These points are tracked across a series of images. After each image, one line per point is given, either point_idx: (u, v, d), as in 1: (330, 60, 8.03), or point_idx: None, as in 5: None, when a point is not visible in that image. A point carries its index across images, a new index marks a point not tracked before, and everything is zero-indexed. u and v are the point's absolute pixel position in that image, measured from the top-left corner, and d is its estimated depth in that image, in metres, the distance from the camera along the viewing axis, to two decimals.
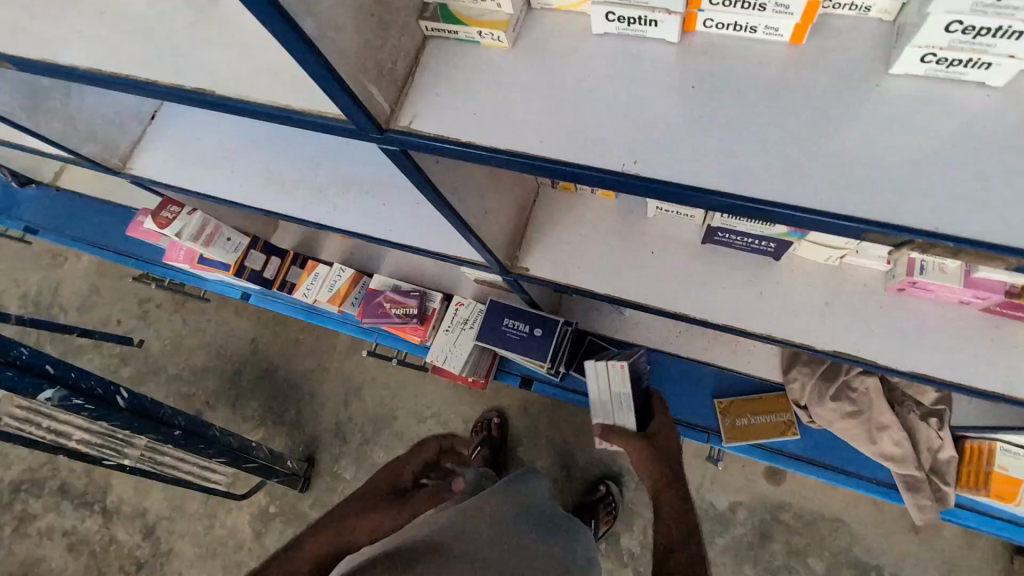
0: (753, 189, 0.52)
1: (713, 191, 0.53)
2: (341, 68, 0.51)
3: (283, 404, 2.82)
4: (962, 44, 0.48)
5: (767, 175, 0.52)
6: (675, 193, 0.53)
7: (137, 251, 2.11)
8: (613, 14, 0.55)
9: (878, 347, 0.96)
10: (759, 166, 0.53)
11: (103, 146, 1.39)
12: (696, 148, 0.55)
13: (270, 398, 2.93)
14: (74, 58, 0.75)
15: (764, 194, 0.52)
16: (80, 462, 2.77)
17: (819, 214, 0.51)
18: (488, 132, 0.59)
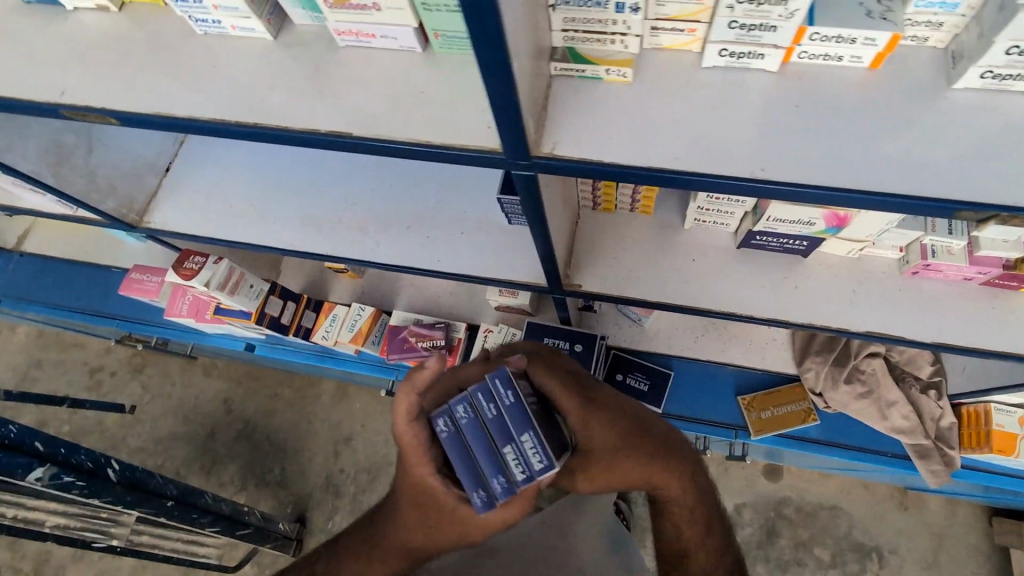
0: (866, 183, 0.63)
1: (832, 188, 0.63)
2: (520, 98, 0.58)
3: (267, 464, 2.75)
4: (1015, 64, 0.61)
5: (876, 171, 0.63)
6: (804, 192, 0.62)
7: (127, 312, 1.99)
8: (726, 51, 0.65)
9: (899, 326, 1.11)
10: (866, 164, 0.64)
11: (122, 201, 1.37)
12: (812, 155, 0.64)
13: (249, 459, 2.79)
14: (176, 108, 0.77)
15: (872, 186, 0.63)
16: (26, 561, 2.57)
17: (922, 200, 0.62)
18: (627, 152, 0.66)
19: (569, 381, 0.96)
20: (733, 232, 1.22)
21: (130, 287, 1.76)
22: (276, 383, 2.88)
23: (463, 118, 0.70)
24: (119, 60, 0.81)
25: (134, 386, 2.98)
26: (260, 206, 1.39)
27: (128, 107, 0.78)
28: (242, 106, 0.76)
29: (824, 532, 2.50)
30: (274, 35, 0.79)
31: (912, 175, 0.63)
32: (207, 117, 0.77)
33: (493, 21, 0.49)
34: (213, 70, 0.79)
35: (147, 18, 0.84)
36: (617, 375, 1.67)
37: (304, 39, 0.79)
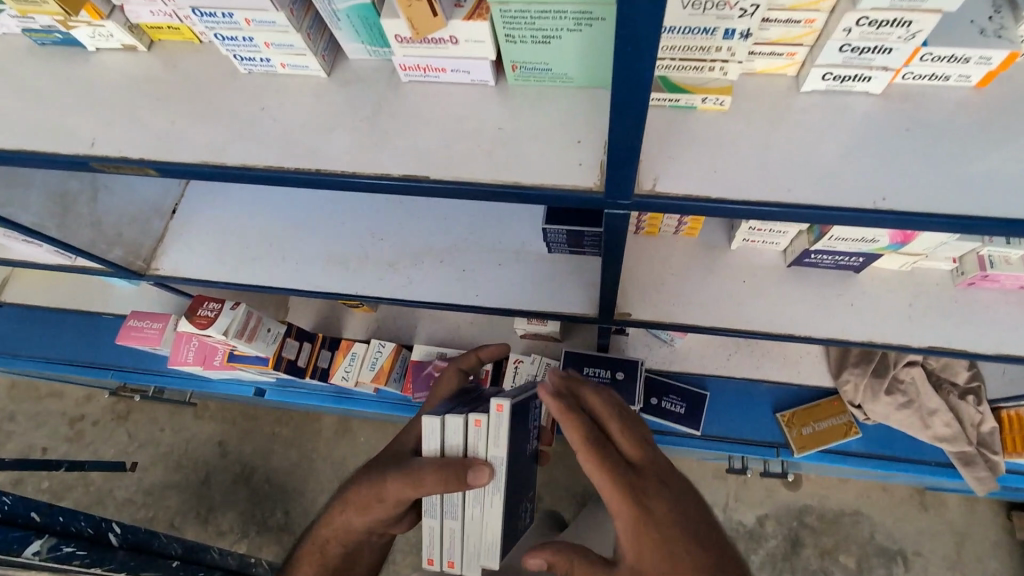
0: (1001, 210, 0.58)
1: (964, 217, 0.59)
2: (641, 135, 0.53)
3: (268, 507, 2.57)
4: None
5: (1010, 195, 0.59)
6: (936, 222, 0.58)
7: (123, 362, 1.86)
8: (830, 75, 0.63)
9: (962, 338, 1.08)
10: (997, 188, 0.59)
11: (129, 248, 1.28)
12: (936, 180, 0.60)
13: (247, 506, 2.61)
14: (218, 149, 0.70)
15: (1010, 211, 0.58)
16: None
17: None
18: (735, 185, 0.62)
19: (601, 463, 0.78)
20: (781, 250, 1.19)
21: (128, 336, 1.63)
22: (273, 422, 2.72)
23: (551, 156, 0.65)
24: (155, 100, 0.74)
25: (118, 436, 2.79)
26: (279, 245, 1.30)
27: (168, 156, 0.70)
28: (301, 151, 0.69)
29: (848, 539, 2.29)
30: (329, 71, 0.73)
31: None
32: (251, 157, 0.70)
33: (646, 68, 0.45)
34: (262, 113, 0.72)
35: (180, 59, 0.77)
36: (652, 399, 1.62)
37: (361, 75, 0.73)
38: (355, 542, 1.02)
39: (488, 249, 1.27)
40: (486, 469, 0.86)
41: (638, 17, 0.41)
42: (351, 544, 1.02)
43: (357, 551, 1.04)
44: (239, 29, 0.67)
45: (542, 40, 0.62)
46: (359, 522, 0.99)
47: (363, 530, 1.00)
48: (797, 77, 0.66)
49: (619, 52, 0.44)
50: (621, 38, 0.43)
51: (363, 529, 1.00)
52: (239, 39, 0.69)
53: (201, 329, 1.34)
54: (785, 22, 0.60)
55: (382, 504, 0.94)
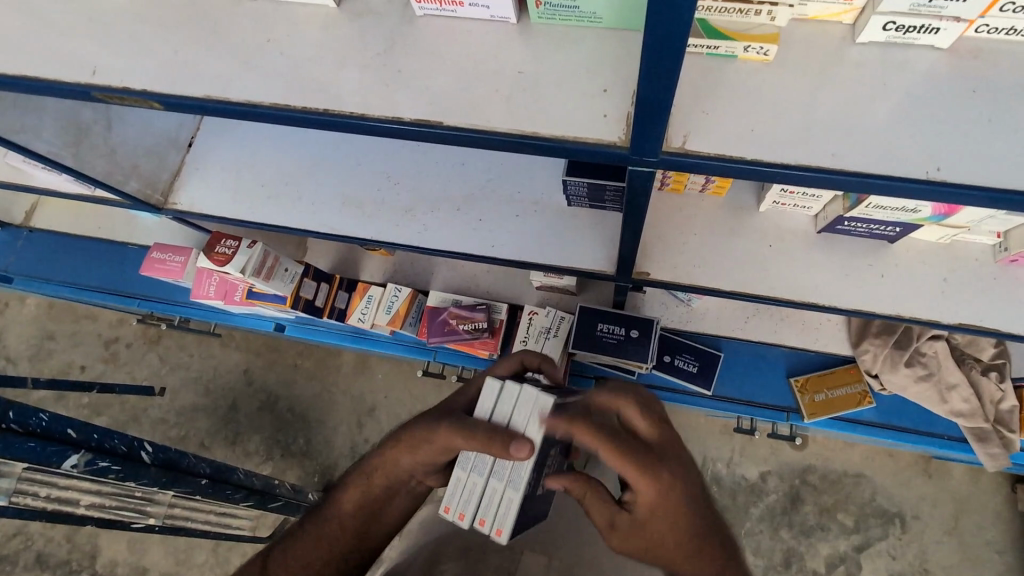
0: None
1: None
2: (675, 89, 0.49)
3: (290, 433, 2.70)
4: None
5: None
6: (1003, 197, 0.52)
7: (147, 293, 1.90)
8: (893, 24, 0.56)
9: (999, 315, 1.03)
10: None
11: (145, 180, 1.27)
12: (1002, 151, 0.54)
13: (270, 431, 2.75)
14: (223, 84, 0.66)
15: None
16: (53, 528, 2.47)
17: None
18: (778, 146, 0.57)
19: (615, 442, 0.78)
20: (812, 215, 1.14)
21: (151, 267, 1.66)
22: (295, 354, 2.81)
23: (572, 105, 0.61)
24: (158, 28, 0.70)
25: (150, 359, 2.93)
26: (296, 185, 1.28)
27: (174, 89, 0.66)
28: (310, 88, 0.65)
29: (848, 499, 2.33)
30: (337, 0, 0.68)
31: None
32: (254, 95, 0.66)
33: (687, 7, 0.41)
34: (269, 46, 0.68)
35: None
36: (665, 356, 1.62)
37: (373, 7, 0.68)
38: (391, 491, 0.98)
39: (505, 197, 1.23)
40: (530, 443, 0.82)
41: None
42: (384, 489, 0.97)
43: (387, 500, 0.98)
44: None
45: None
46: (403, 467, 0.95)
47: (407, 471, 0.95)
48: (854, 26, 0.60)
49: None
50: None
51: (409, 470, 0.95)
52: None
53: (219, 265, 1.35)
54: None
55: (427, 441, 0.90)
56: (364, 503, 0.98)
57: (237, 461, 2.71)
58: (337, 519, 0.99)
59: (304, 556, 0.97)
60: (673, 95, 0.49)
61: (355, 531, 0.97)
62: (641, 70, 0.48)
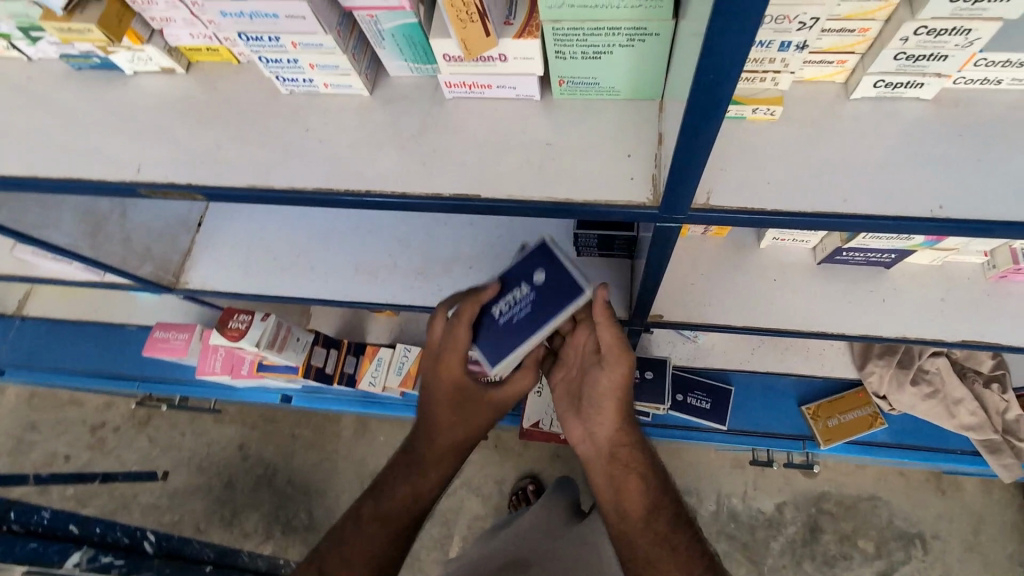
0: None
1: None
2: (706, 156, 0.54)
3: (291, 507, 2.59)
4: None
5: None
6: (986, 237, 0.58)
7: (146, 372, 1.85)
8: (882, 82, 0.63)
9: (997, 330, 1.08)
10: None
11: (158, 263, 1.28)
12: (996, 186, 0.60)
13: (269, 507, 2.63)
14: (262, 174, 0.70)
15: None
16: None
17: None
18: (794, 196, 0.62)
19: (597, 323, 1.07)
20: (811, 248, 1.20)
21: (155, 347, 1.64)
22: (293, 423, 2.74)
23: (603, 170, 0.65)
24: (196, 126, 0.73)
25: (140, 442, 2.81)
26: (309, 256, 1.31)
27: (219, 181, 0.69)
28: (352, 171, 0.69)
29: (867, 524, 2.31)
30: (369, 88, 0.72)
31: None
32: (292, 182, 0.69)
33: (724, 90, 0.46)
34: (309, 135, 0.72)
35: (219, 81, 0.76)
36: (677, 395, 1.67)
37: (405, 93, 0.73)
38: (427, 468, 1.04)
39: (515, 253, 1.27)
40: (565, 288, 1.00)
41: (721, 50, 0.43)
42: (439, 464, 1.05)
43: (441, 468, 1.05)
44: (283, 51, 0.64)
45: (593, 55, 0.61)
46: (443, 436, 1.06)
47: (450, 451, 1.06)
48: (846, 85, 0.66)
49: (699, 78, 0.46)
50: (701, 63, 0.45)
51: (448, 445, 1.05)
52: (284, 61, 0.67)
53: (234, 341, 1.33)
54: (838, 31, 0.60)
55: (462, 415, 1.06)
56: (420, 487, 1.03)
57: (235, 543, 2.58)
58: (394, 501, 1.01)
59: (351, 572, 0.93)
60: (706, 160, 0.54)
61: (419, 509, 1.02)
62: (682, 141, 0.53)
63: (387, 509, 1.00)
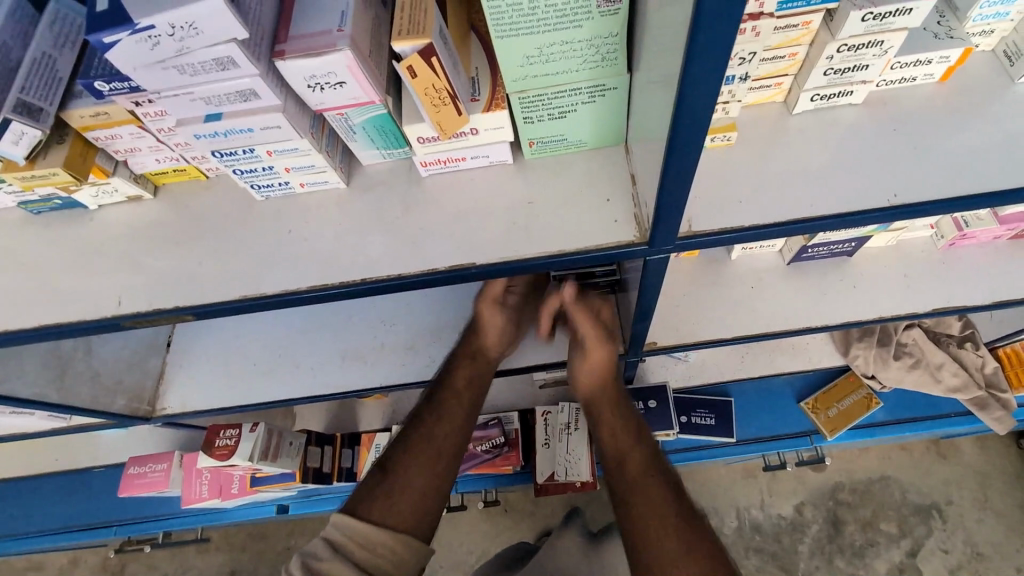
0: (996, 183, 0.65)
1: (975, 195, 0.64)
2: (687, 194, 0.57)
3: None
4: None
5: (996, 167, 0.66)
6: (942, 213, 0.63)
7: (123, 515, 1.70)
8: (817, 95, 0.69)
9: (960, 294, 1.16)
10: (988, 161, 0.66)
11: (132, 394, 1.21)
12: (939, 168, 0.66)
13: None
14: (251, 285, 0.68)
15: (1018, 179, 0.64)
16: None
17: None
18: (767, 210, 0.66)
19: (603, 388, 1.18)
20: (778, 251, 1.26)
21: (134, 485, 1.53)
22: (287, 533, 2.55)
23: (587, 218, 0.68)
24: (172, 248, 0.72)
25: None
26: (293, 354, 1.27)
27: (206, 299, 0.68)
28: (340, 264, 0.69)
29: (883, 505, 2.32)
30: (346, 180, 0.73)
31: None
32: (283, 286, 0.68)
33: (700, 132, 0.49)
34: (292, 236, 0.71)
35: (188, 199, 0.75)
36: (682, 417, 1.67)
37: (381, 178, 0.74)
38: (454, 414, 1.10)
39: None
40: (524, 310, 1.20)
41: (695, 100, 0.46)
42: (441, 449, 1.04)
43: (443, 455, 1.04)
44: (258, 160, 0.65)
45: (559, 116, 0.64)
46: (458, 376, 1.14)
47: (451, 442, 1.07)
48: (786, 102, 0.73)
49: (678, 127, 0.49)
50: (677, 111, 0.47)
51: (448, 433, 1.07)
52: (258, 170, 0.67)
53: (224, 460, 1.24)
54: (771, 59, 0.67)
55: (459, 399, 1.12)
56: (427, 478, 1.00)
57: None
58: (402, 484, 0.99)
59: (402, 509, 0.96)
60: (688, 195, 0.57)
61: (429, 499, 0.99)
62: (662, 182, 0.55)
63: (427, 450, 1.04)
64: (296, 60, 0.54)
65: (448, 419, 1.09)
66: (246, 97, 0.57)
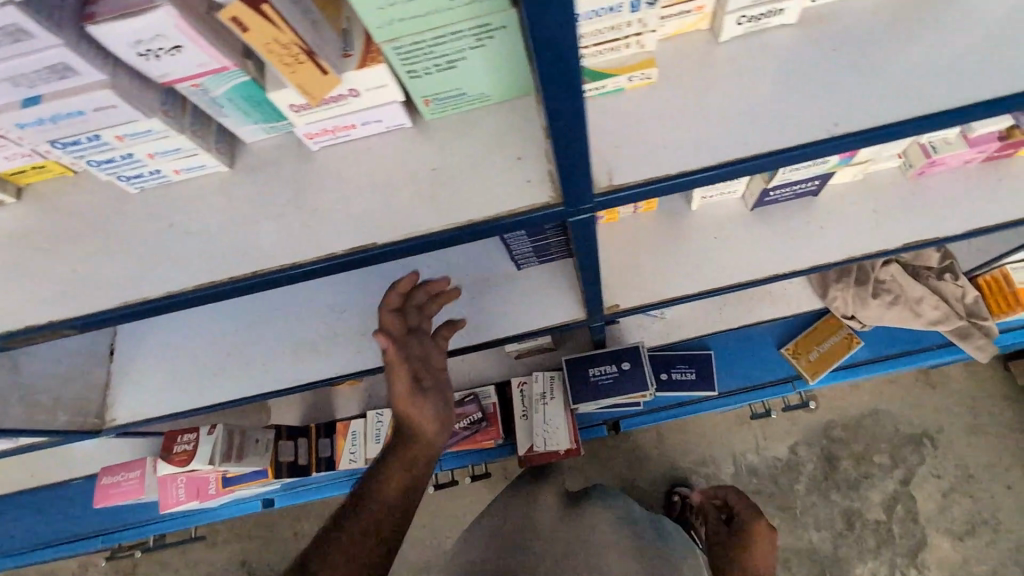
0: (950, 99, 0.57)
1: (925, 115, 0.57)
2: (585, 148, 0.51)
3: None
4: None
5: (952, 82, 0.57)
6: (888, 137, 0.56)
7: (107, 524, 1.68)
8: (744, 17, 0.61)
9: (933, 226, 1.09)
10: (945, 78, 0.58)
11: (75, 410, 1.15)
12: (885, 90, 0.59)
13: None
14: (137, 291, 0.62)
15: (972, 93, 0.57)
16: None
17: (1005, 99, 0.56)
18: (694, 155, 0.59)
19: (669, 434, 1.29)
20: (740, 197, 1.19)
21: (108, 496, 1.49)
22: (293, 519, 2.54)
23: (497, 180, 0.60)
24: (47, 254, 0.65)
25: None
26: (244, 351, 1.22)
27: (85, 309, 0.61)
28: (231, 257, 0.62)
29: (877, 439, 2.32)
30: (228, 162, 0.65)
31: (1011, 66, 0.57)
32: (172, 289, 0.62)
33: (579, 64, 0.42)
34: (175, 231, 0.64)
35: (61, 201, 0.68)
36: (662, 374, 1.63)
37: (266, 156, 0.66)
38: (416, 447, 0.97)
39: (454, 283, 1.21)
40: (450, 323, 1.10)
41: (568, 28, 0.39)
42: (397, 494, 0.93)
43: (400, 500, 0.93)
44: (111, 148, 0.58)
45: (447, 65, 0.56)
46: (418, 408, 0.98)
47: (411, 485, 0.95)
48: (712, 29, 0.64)
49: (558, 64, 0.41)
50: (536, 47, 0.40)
51: (410, 475, 0.95)
52: (116, 159, 0.60)
53: (184, 466, 1.19)
54: None
55: (420, 433, 0.97)
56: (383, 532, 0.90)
57: None
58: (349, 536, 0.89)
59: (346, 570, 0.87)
60: (587, 144, 0.50)
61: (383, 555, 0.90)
62: (556, 133, 0.49)
63: (382, 497, 0.93)
64: (105, 24, 0.46)
65: (412, 459, 0.96)
66: (63, 74, 0.50)
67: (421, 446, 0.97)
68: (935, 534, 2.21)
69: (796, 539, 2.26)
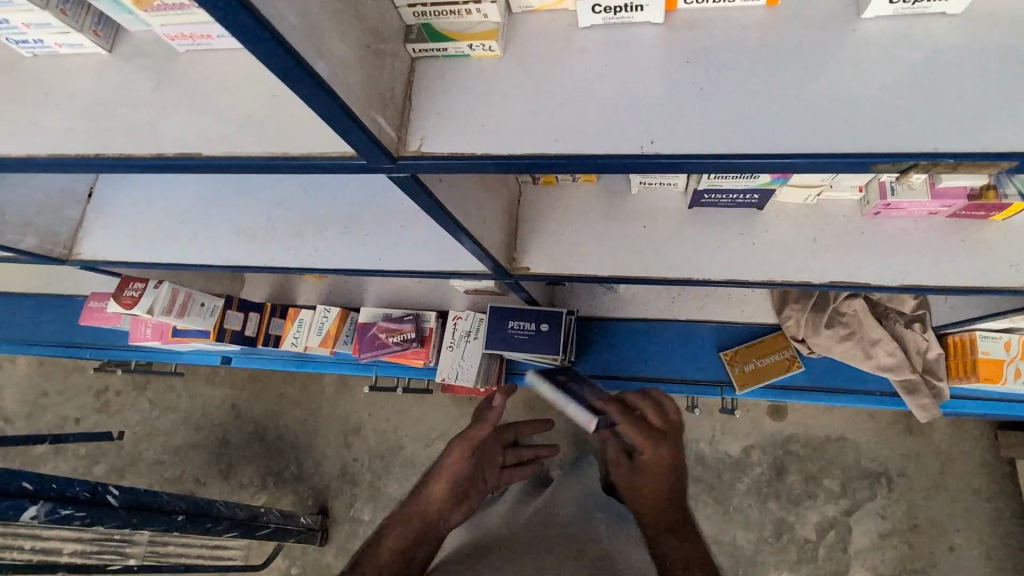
0: (760, 141, 0.57)
1: (730, 154, 0.57)
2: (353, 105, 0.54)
3: (283, 461, 2.58)
4: (906, 10, 0.57)
5: (768, 125, 0.57)
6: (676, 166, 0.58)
7: (93, 340, 1.93)
8: (599, 7, 0.61)
9: (872, 271, 1.02)
10: (762, 117, 0.58)
11: (44, 235, 1.31)
12: (704, 118, 0.59)
13: (266, 459, 2.62)
14: (15, 146, 0.70)
15: (770, 146, 0.57)
16: None
17: (816, 156, 0.56)
18: (503, 140, 0.62)
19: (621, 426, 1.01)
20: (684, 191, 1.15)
21: (89, 317, 1.71)
22: (280, 381, 2.69)
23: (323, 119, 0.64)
24: None
25: (141, 405, 2.81)
26: (193, 222, 1.31)
27: None
28: (88, 135, 0.69)
29: (833, 464, 2.24)
30: (107, 46, 0.72)
31: (838, 125, 0.57)
32: (43, 151, 0.69)
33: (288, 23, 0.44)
34: (50, 99, 0.71)
35: None
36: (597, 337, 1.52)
37: (143, 48, 0.72)
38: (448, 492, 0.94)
39: (389, 209, 1.19)
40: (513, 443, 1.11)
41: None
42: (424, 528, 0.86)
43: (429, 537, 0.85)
44: None
45: None
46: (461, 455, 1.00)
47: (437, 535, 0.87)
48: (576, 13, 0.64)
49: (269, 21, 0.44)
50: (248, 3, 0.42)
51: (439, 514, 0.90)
52: None
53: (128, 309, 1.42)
54: None
55: (449, 481, 0.95)
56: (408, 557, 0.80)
57: (234, 495, 2.60)
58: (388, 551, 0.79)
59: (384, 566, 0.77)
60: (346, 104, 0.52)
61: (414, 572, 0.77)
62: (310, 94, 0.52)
63: (413, 523, 0.86)
64: None
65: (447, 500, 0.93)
66: None
67: (456, 490, 0.95)
68: (860, 568, 2.15)
69: (720, 533, 2.23)
